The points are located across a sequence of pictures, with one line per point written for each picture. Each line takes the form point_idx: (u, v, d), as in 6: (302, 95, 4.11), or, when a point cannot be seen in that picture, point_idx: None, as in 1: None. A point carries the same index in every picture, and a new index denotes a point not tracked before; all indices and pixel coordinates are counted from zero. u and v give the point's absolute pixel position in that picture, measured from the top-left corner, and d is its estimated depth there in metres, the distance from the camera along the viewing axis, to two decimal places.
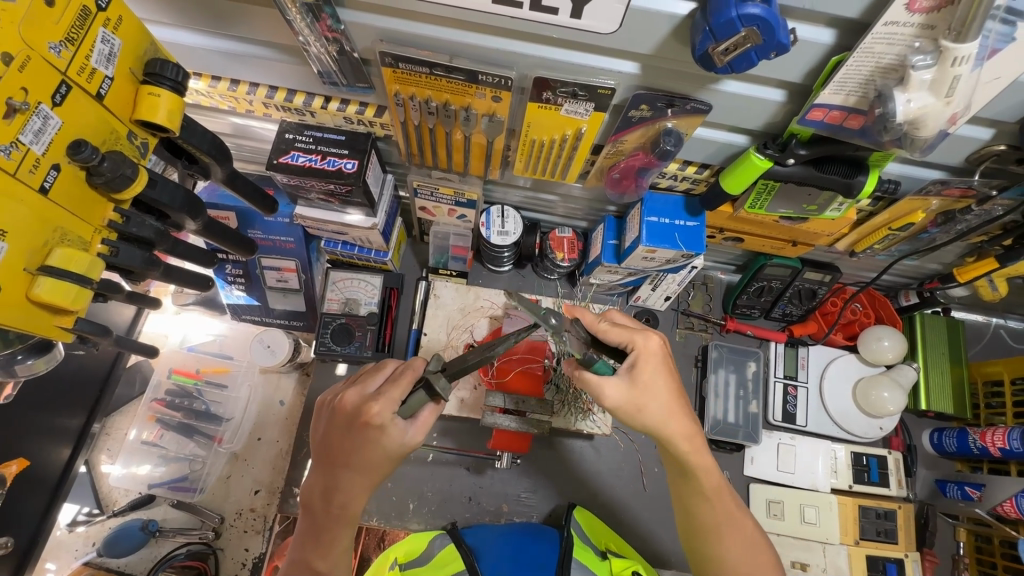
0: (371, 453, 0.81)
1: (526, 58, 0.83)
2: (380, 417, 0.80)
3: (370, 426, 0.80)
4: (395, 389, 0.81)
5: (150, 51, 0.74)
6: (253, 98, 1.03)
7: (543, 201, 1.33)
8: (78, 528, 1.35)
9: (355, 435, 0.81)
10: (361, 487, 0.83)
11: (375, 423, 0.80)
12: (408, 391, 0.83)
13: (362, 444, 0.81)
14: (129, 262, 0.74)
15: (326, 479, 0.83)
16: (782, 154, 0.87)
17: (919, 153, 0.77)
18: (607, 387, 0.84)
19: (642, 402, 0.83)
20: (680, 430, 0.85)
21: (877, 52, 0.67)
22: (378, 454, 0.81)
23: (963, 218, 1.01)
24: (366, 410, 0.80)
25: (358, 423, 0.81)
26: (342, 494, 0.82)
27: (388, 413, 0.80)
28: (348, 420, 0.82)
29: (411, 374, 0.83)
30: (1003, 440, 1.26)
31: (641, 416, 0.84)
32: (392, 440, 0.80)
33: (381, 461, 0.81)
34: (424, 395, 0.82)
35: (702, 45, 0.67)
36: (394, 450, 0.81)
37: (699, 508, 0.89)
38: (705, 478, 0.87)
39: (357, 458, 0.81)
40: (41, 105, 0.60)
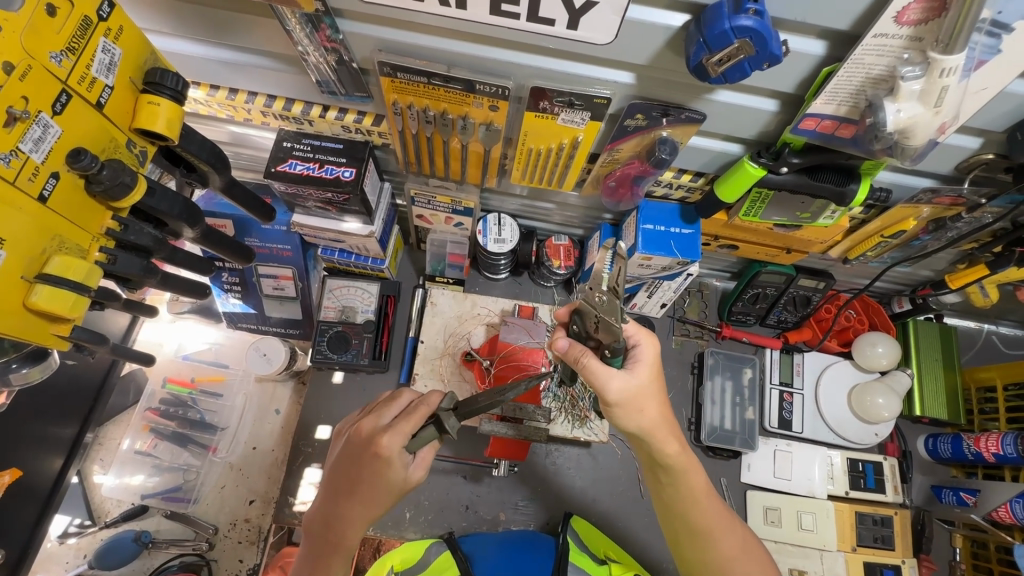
0: (375, 485, 0.80)
1: (522, 68, 0.85)
2: (388, 450, 0.79)
3: (378, 457, 0.79)
4: (407, 422, 0.81)
5: (149, 61, 0.74)
6: (252, 106, 1.04)
7: (540, 209, 1.34)
8: (70, 540, 1.33)
9: (361, 467, 0.80)
10: (361, 519, 0.82)
11: (383, 455, 0.79)
12: (419, 428, 0.82)
13: (366, 476, 0.80)
14: (127, 269, 0.74)
15: (330, 506, 0.83)
16: (776, 162, 0.88)
17: (910, 162, 0.78)
18: (611, 381, 0.80)
19: (633, 409, 0.81)
20: (660, 436, 0.83)
21: (867, 63, 0.68)
22: (380, 486, 0.80)
23: (954, 225, 1.02)
24: (376, 441, 0.79)
25: (365, 454, 0.80)
26: (341, 522, 0.82)
27: (397, 447, 0.79)
28: (359, 449, 0.82)
29: (423, 411, 0.83)
30: (997, 445, 1.27)
31: (637, 416, 0.82)
32: (396, 473, 0.80)
33: (382, 494, 0.81)
34: (434, 432, 0.83)
35: (696, 56, 0.69)
36: (397, 485, 0.81)
37: (683, 527, 0.89)
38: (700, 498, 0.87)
39: (361, 489, 0.81)
40: (41, 114, 0.61)
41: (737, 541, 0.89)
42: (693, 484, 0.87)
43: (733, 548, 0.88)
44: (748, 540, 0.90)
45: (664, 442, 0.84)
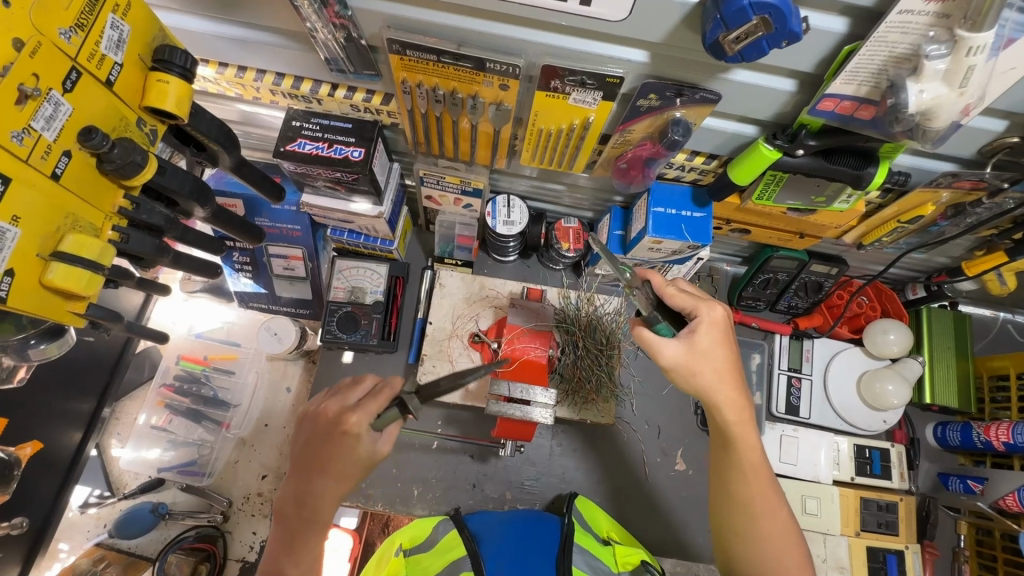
0: (345, 460, 0.82)
1: (533, 45, 0.83)
2: (357, 427, 0.82)
3: (348, 434, 0.82)
4: (373, 402, 0.84)
5: (158, 38, 0.74)
6: (261, 84, 1.03)
7: (549, 190, 1.32)
8: (90, 510, 1.37)
9: (334, 443, 0.83)
10: (334, 494, 0.83)
11: (353, 431, 0.82)
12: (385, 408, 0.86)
13: (338, 450, 0.82)
14: (140, 248, 0.75)
15: (301, 486, 0.83)
16: (791, 145, 0.86)
17: (930, 144, 0.76)
18: (665, 347, 0.86)
19: (697, 366, 0.86)
20: (730, 397, 0.87)
21: (891, 42, 0.66)
22: (349, 461, 0.82)
23: (973, 211, 0.99)
24: (345, 420, 0.82)
25: (340, 429, 0.83)
26: (315, 499, 0.83)
27: (364, 424, 0.82)
28: (328, 426, 0.84)
29: (389, 391, 0.86)
30: (1007, 434, 1.26)
31: (709, 365, 0.86)
32: (365, 448, 0.83)
33: (353, 469, 0.83)
34: (396, 413, 0.84)
35: (713, 34, 0.67)
36: (366, 459, 0.83)
37: (744, 520, 0.87)
38: (750, 479, 0.87)
39: (332, 465, 0.82)
40: (52, 92, 0.61)
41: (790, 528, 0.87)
42: (751, 461, 0.87)
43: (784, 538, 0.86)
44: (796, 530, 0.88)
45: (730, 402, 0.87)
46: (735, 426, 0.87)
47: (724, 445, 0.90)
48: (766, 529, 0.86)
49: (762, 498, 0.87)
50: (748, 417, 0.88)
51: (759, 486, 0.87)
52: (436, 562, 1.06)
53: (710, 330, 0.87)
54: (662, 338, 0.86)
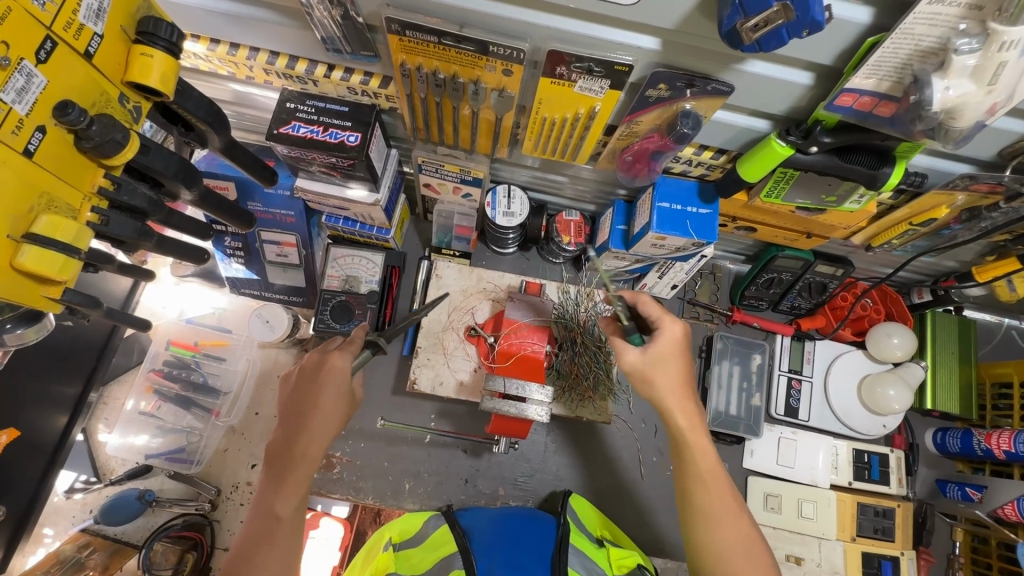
0: (330, 395, 0.89)
1: (539, 29, 0.79)
2: (338, 363, 0.92)
3: (330, 371, 0.91)
4: (349, 343, 0.96)
5: (142, 9, 0.70)
6: (254, 63, 0.99)
7: (551, 181, 1.28)
8: (75, 495, 1.35)
9: (315, 386, 0.90)
10: (324, 432, 0.89)
11: (335, 366, 0.91)
12: (360, 350, 0.98)
13: (318, 388, 0.90)
14: (120, 232, 0.71)
15: (289, 429, 0.89)
16: (805, 142, 0.83)
17: (953, 145, 0.72)
18: (626, 353, 0.91)
19: (650, 373, 0.91)
20: (680, 404, 0.90)
21: (917, 34, 0.62)
22: (333, 392, 0.90)
23: (988, 215, 0.96)
24: (327, 360, 0.92)
25: (319, 374, 0.91)
26: (305, 434, 0.87)
27: (345, 361, 0.93)
28: (311, 371, 0.92)
29: (360, 334, 0.99)
30: (1009, 443, 1.24)
31: (658, 377, 0.90)
32: (346, 382, 0.92)
33: (339, 402, 0.90)
34: (370, 351, 0.97)
35: (729, 21, 0.63)
36: (349, 392, 0.92)
37: (697, 530, 0.86)
38: (697, 481, 0.88)
39: (316, 401, 0.89)
40: (23, 62, 0.57)
41: (745, 533, 0.85)
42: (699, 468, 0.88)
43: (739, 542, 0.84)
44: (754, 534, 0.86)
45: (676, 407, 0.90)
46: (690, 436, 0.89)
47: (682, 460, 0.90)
48: (732, 542, 0.84)
49: (726, 512, 0.86)
50: (697, 423, 0.91)
51: (716, 495, 0.87)
52: (426, 559, 1.03)
53: (666, 349, 0.91)
54: (626, 346, 0.91)
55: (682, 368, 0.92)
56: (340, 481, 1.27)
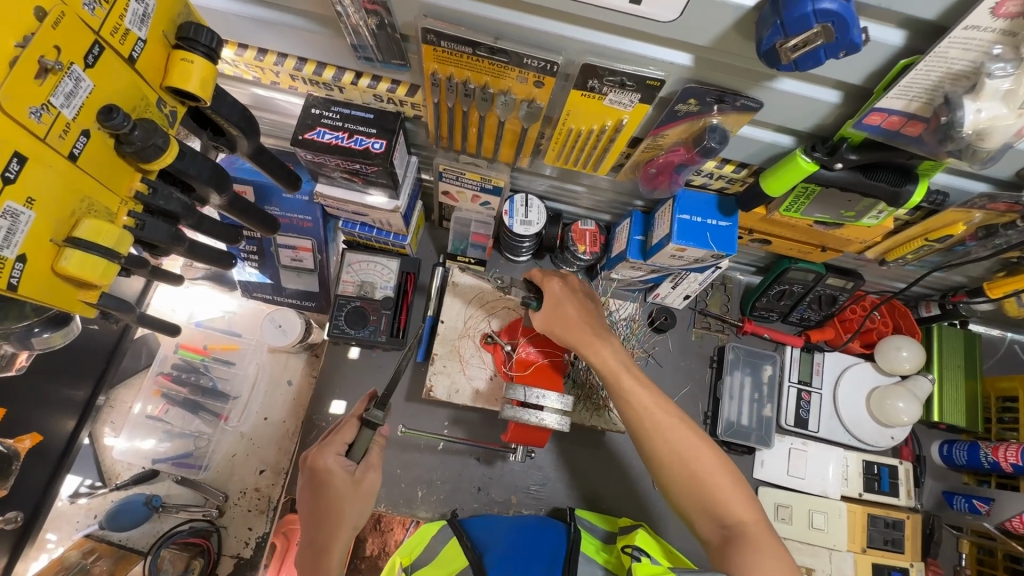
0: (333, 496, 0.91)
1: (573, 43, 0.79)
2: (325, 462, 0.93)
3: (320, 471, 0.93)
4: (340, 437, 0.97)
5: (182, 15, 0.70)
6: (281, 69, 0.99)
7: (569, 191, 1.29)
8: (81, 500, 1.33)
9: (318, 490, 0.92)
10: (338, 533, 0.90)
11: (324, 468, 0.93)
12: (353, 436, 0.98)
13: (321, 493, 0.92)
14: (155, 236, 0.70)
15: (309, 539, 0.91)
16: (830, 158, 0.84)
17: (978, 165, 0.74)
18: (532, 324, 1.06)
19: (565, 331, 1.02)
20: (606, 360, 0.99)
21: (951, 57, 0.64)
22: (333, 494, 0.91)
23: (1004, 233, 0.97)
24: (316, 463, 0.94)
25: (317, 480, 0.93)
26: (321, 542, 0.90)
27: (332, 456, 0.94)
28: (310, 478, 0.94)
29: (350, 423, 0.99)
30: (1016, 456, 1.26)
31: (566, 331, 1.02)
32: (343, 479, 0.92)
33: (342, 500, 0.91)
34: (366, 435, 0.97)
35: (769, 40, 0.64)
36: (350, 487, 0.92)
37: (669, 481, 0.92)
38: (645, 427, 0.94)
39: (323, 506, 0.91)
40: (73, 66, 0.57)
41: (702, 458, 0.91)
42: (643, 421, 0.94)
43: (704, 471, 0.90)
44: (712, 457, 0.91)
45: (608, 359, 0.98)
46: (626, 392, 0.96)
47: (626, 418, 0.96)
48: (696, 459, 0.91)
49: (679, 437, 0.92)
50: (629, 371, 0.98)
51: (663, 439, 0.92)
52: (440, 570, 1.03)
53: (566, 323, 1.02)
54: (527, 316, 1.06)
55: (582, 320, 1.02)
56: None
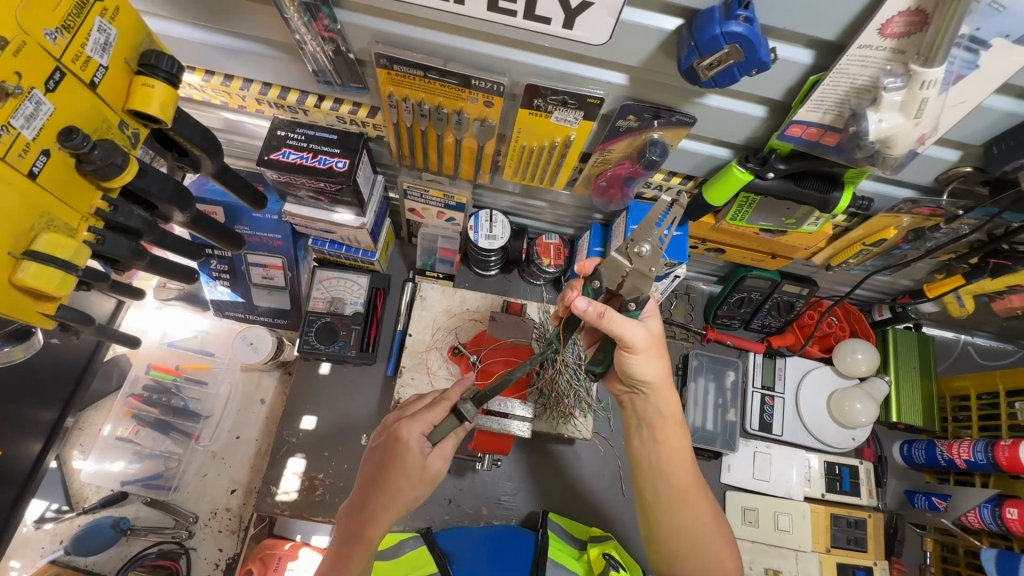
0: (399, 472, 0.90)
1: (517, 65, 0.85)
2: (408, 436, 0.90)
3: (399, 443, 0.90)
4: (428, 413, 0.93)
5: (145, 43, 0.74)
6: (246, 94, 1.04)
7: (531, 207, 1.35)
8: (46, 525, 1.32)
9: (392, 457, 0.91)
10: (387, 514, 0.91)
11: (404, 441, 0.90)
12: (440, 419, 0.94)
13: (391, 464, 0.90)
14: (115, 250, 0.73)
15: (358, 505, 0.92)
16: (762, 168, 0.91)
17: (891, 171, 0.80)
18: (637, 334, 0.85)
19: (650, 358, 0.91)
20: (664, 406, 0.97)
21: (851, 73, 0.70)
22: (400, 470, 0.90)
23: (932, 235, 1.05)
24: (400, 431, 0.91)
25: (394, 450, 0.91)
26: (368, 516, 0.91)
27: (416, 432, 0.91)
28: (388, 442, 0.92)
29: (444, 402, 0.95)
30: (968, 452, 1.30)
31: (649, 365, 0.92)
32: (415, 460, 0.90)
33: (404, 482, 0.90)
34: (452, 422, 0.92)
35: (687, 60, 0.70)
36: (417, 472, 0.90)
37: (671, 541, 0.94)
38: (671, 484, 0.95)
39: (387, 479, 0.90)
40: (34, 91, 0.61)
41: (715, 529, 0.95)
42: (672, 479, 0.95)
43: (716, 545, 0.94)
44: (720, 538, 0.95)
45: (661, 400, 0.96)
46: (668, 460, 0.96)
47: (657, 483, 0.96)
48: (708, 550, 0.93)
49: (702, 524, 0.94)
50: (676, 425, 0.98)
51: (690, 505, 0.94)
52: None
53: (659, 344, 0.93)
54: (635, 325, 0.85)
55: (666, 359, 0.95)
56: (323, 503, 1.29)
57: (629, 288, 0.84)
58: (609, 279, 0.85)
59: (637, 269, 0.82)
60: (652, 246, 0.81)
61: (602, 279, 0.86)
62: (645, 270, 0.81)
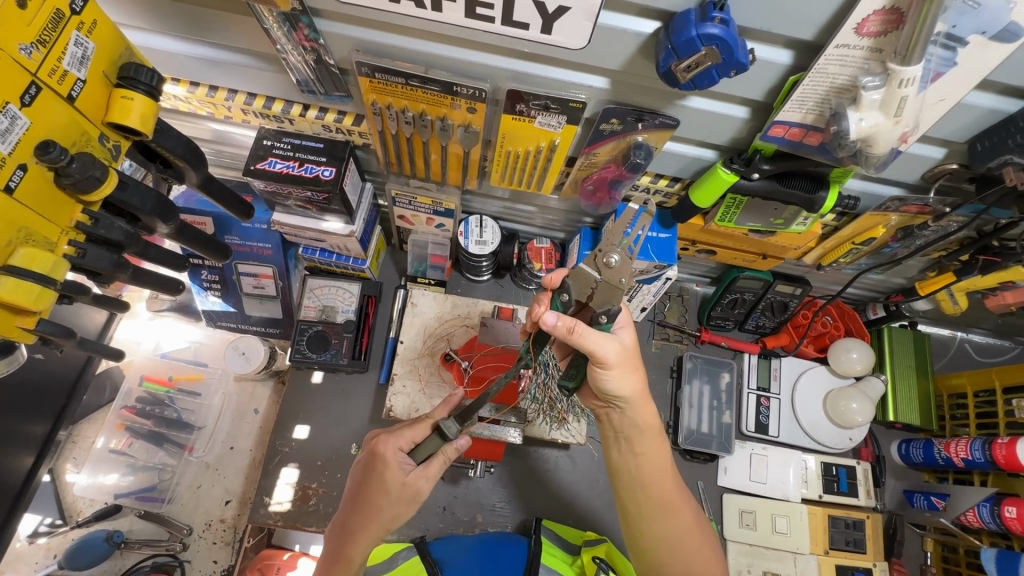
0: (376, 487, 0.92)
1: (499, 71, 0.86)
2: (384, 450, 0.93)
3: (376, 457, 0.93)
4: (408, 431, 0.96)
5: (124, 56, 0.74)
6: (232, 104, 1.04)
7: (521, 211, 1.35)
8: (39, 539, 1.31)
9: (370, 473, 0.93)
10: (366, 532, 0.92)
11: (380, 455, 0.92)
12: (421, 437, 0.96)
13: (369, 479, 0.93)
14: (96, 263, 0.73)
15: (340, 523, 0.95)
16: (747, 169, 0.90)
17: (874, 170, 0.80)
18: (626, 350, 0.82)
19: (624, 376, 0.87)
20: (641, 417, 0.94)
21: (831, 73, 0.70)
22: (378, 485, 0.92)
23: (921, 233, 1.05)
24: (376, 446, 0.94)
25: (372, 465, 0.93)
26: (349, 534, 0.92)
27: (394, 447, 0.93)
28: (366, 458, 0.95)
29: (426, 422, 0.97)
30: (966, 450, 1.29)
31: (624, 382, 0.88)
32: (393, 474, 0.91)
33: (382, 497, 0.91)
34: (435, 441, 0.92)
35: (665, 62, 0.70)
36: (395, 488, 0.91)
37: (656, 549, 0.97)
38: (653, 496, 0.96)
39: (366, 495, 0.92)
40: (9, 106, 0.61)
41: (698, 533, 0.98)
42: (652, 490, 0.96)
43: (700, 550, 0.97)
44: (702, 543, 0.98)
45: (641, 413, 0.94)
46: (649, 472, 0.96)
47: (638, 495, 0.97)
48: (693, 556, 0.96)
49: (685, 531, 0.97)
50: (654, 433, 0.96)
51: (672, 515, 0.97)
52: None
53: (634, 357, 0.88)
54: (604, 342, 0.81)
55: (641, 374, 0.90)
56: (316, 514, 1.28)
57: (599, 300, 0.80)
58: (578, 291, 0.82)
59: (608, 280, 0.78)
60: (621, 256, 0.77)
61: (570, 291, 0.82)
62: (614, 280, 0.77)
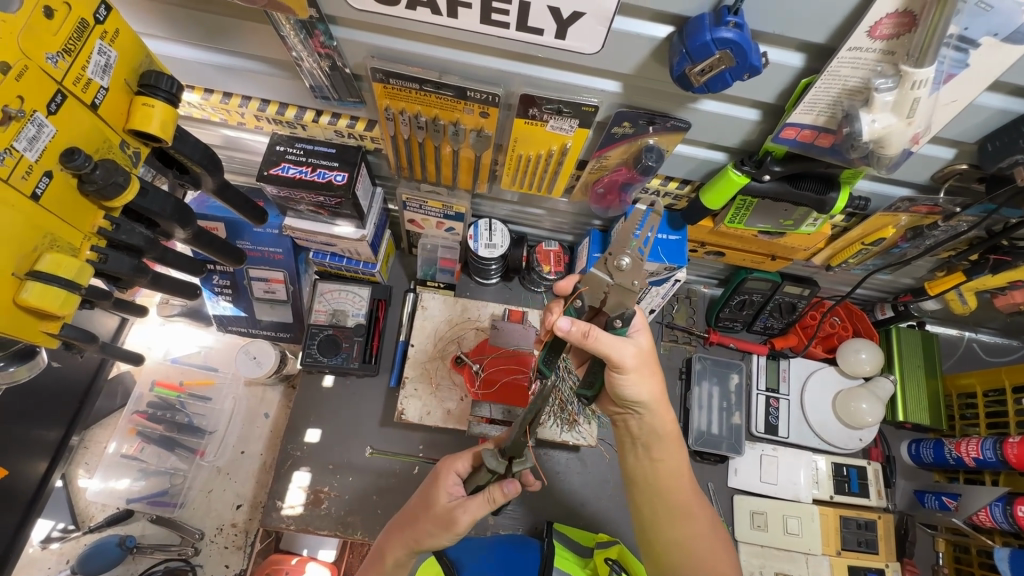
0: (423, 505, 0.94)
1: (512, 76, 0.86)
2: (441, 471, 0.96)
3: (432, 478, 0.97)
4: (468, 458, 0.97)
5: (144, 64, 0.76)
6: (245, 110, 1.05)
7: (530, 214, 1.35)
8: (52, 545, 1.31)
9: (423, 490, 0.98)
10: (400, 542, 0.94)
11: (436, 475, 0.96)
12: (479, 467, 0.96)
13: (422, 497, 0.96)
14: (118, 268, 0.74)
15: (384, 534, 0.99)
16: (758, 171, 0.91)
17: (886, 171, 0.81)
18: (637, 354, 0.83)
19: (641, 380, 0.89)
20: (659, 424, 0.96)
21: (843, 75, 0.71)
22: (426, 503, 0.94)
23: (931, 233, 1.05)
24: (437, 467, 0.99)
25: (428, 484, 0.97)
26: (387, 542, 0.96)
27: (452, 470, 0.96)
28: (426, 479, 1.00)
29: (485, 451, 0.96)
30: (977, 450, 1.29)
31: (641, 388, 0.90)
32: (442, 495, 0.93)
33: (424, 516, 0.93)
34: (483, 474, 0.91)
35: (679, 66, 0.71)
36: (440, 510, 0.91)
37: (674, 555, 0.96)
38: (670, 500, 0.97)
39: (413, 511, 0.96)
40: (36, 114, 0.62)
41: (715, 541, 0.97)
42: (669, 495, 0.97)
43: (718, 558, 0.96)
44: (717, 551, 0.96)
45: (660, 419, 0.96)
46: (665, 477, 0.97)
47: (654, 500, 0.98)
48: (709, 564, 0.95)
49: (701, 536, 0.97)
50: (673, 440, 0.98)
51: (686, 520, 0.97)
52: None
53: (650, 360, 0.90)
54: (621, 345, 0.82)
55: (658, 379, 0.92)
56: (328, 517, 1.29)
57: (612, 305, 0.79)
58: (592, 297, 0.81)
59: (619, 284, 0.77)
60: (632, 258, 0.76)
61: (585, 298, 0.82)
62: (626, 282, 0.76)
